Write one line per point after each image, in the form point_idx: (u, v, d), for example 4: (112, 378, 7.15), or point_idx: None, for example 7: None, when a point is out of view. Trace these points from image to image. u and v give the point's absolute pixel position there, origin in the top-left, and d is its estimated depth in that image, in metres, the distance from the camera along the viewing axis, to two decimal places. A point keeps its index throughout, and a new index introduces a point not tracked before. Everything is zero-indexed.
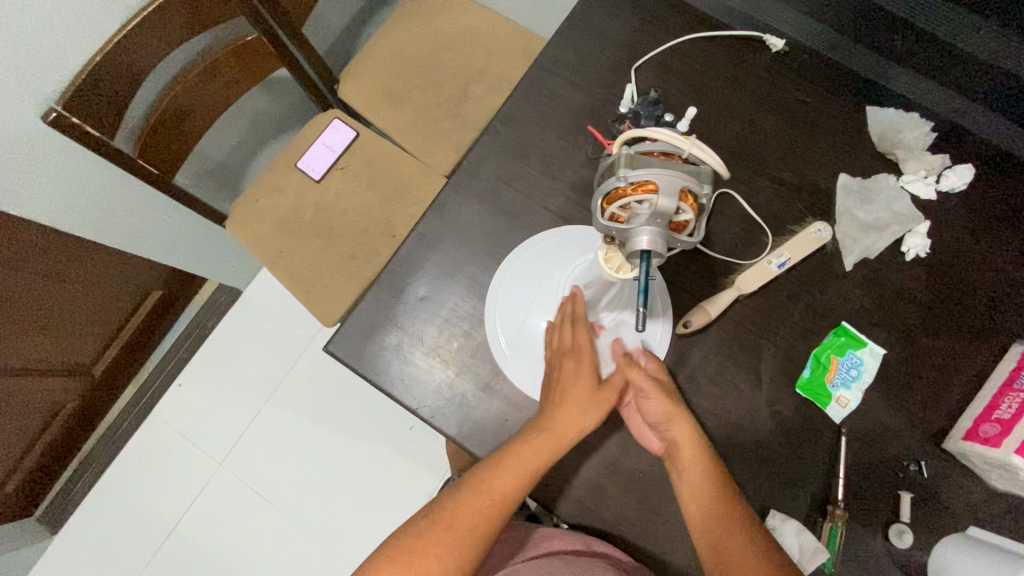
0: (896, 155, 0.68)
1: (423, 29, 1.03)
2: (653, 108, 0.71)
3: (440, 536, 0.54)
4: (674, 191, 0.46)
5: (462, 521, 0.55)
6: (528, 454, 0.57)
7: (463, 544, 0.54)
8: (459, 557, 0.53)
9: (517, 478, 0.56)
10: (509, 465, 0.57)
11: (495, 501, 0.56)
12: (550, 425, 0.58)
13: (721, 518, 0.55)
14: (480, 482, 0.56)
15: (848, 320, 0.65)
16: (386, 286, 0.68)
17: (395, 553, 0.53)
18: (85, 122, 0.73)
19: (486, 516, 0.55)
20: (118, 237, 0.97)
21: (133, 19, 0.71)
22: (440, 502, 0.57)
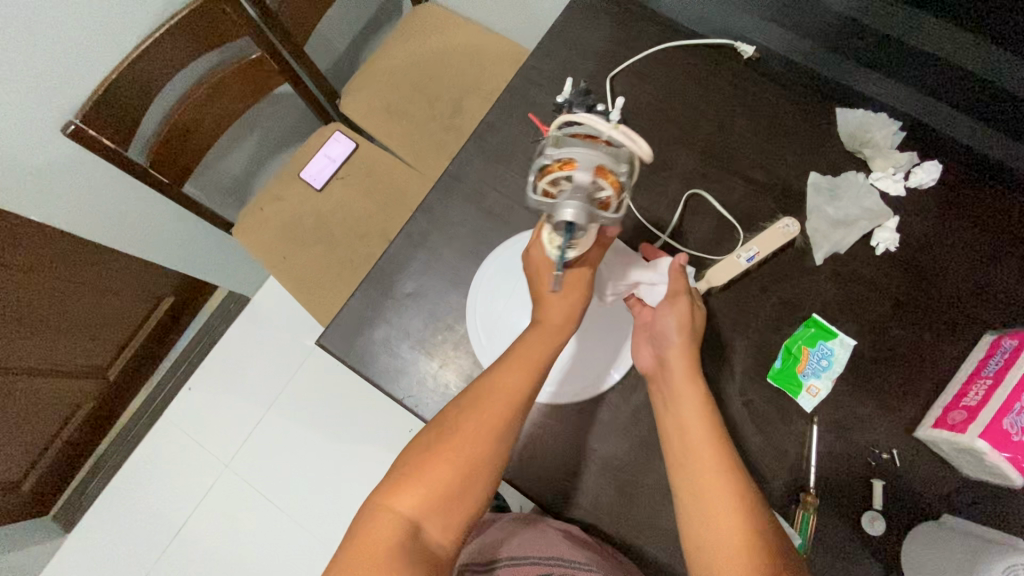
0: (864, 153, 0.71)
1: (419, 47, 1.08)
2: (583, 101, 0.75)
3: (456, 442, 0.52)
4: (590, 167, 0.48)
5: (474, 426, 0.53)
6: (530, 350, 0.56)
7: (478, 450, 0.53)
8: (479, 463, 0.52)
9: (524, 373, 0.55)
10: (513, 365, 0.55)
11: (502, 403, 0.54)
12: (544, 315, 0.59)
13: (704, 429, 0.53)
14: (485, 387, 0.55)
15: (819, 312, 0.67)
16: (376, 282, 0.72)
17: (412, 467, 0.52)
18: (102, 135, 0.79)
19: (498, 418, 0.53)
20: (132, 243, 1.04)
21: (147, 41, 0.77)
22: (449, 414, 0.55)
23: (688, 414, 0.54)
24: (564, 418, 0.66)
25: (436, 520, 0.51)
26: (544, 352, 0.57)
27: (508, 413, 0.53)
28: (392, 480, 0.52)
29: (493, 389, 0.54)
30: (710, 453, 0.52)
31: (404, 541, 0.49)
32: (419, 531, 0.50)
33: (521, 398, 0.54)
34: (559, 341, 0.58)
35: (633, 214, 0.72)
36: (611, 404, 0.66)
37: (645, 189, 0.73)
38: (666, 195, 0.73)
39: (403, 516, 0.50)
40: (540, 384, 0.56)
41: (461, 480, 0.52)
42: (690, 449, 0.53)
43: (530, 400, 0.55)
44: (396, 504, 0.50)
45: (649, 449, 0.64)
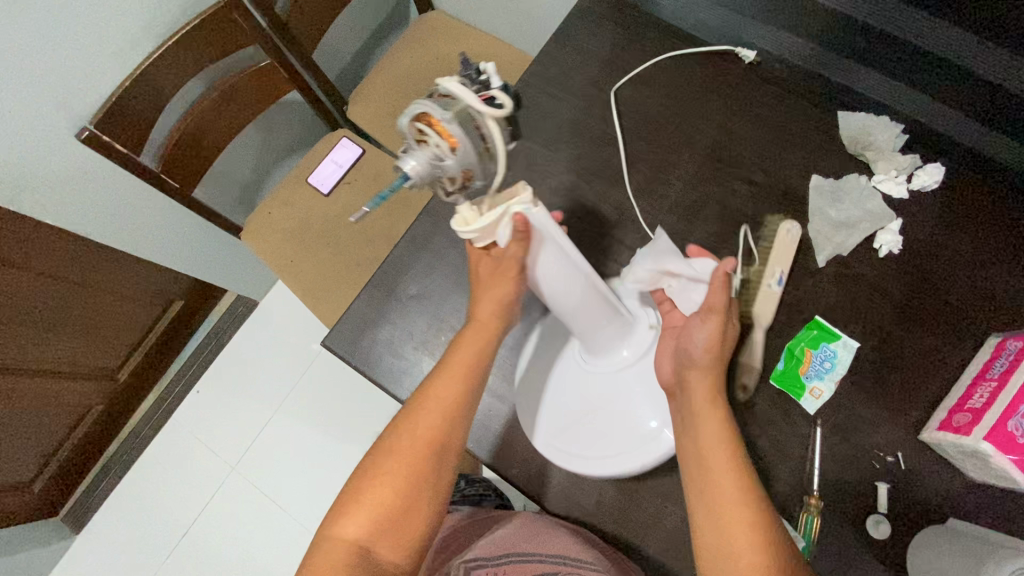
0: (866, 156, 0.71)
1: (425, 54, 1.10)
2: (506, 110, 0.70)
3: (398, 459, 0.55)
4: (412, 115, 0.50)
5: (414, 440, 0.56)
6: (464, 356, 0.59)
7: (416, 465, 0.55)
8: (422, 475, 0.55)
9: (452, 384, 0.58)
10: (447, 373, 0.58)
11: (433, 416, 0.57)
12: (476, 316, 0.61)
13: (724, 449, 0.51)
14: (422, 397, 0.58)
15: (821, 314, 0.67)
16: (380, 285, 0.73)
17: (358, 488, 0.55)
18: (116, 140, 0.82)
19: (436, 428, 0.56)
20: (144, 247, 1.06)
21: (159, 50, 0.79)
22: (387, 435, 0.57)
23: (706, 443, 0.52)
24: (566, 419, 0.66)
25: (385, 540, 0.53)
26: (477, 354, 0.59)
27: (439, 426, 0.56)
28: (339, 507, 0.55)
29: (429, 401, 0.57)
30: (728, 484, 0.49)
31: (356, 562, 0.52)
32: (371, 550, 0.53)
33: (457, 406, 0.57)
34: (490, 340, 0.60)
35: (636, 217, 0.73)
36: None
37: (648, 191, 0.74)
38: (668, 198, 0.73)
39: (352, 540, 0.53)
40: (471, 391, 0.59)
41: (402, 497, 0.54)
42: (709, 480, 0.50)
43: (466, 404, 0.58)
44: (345, 528, 0.53)
45: None
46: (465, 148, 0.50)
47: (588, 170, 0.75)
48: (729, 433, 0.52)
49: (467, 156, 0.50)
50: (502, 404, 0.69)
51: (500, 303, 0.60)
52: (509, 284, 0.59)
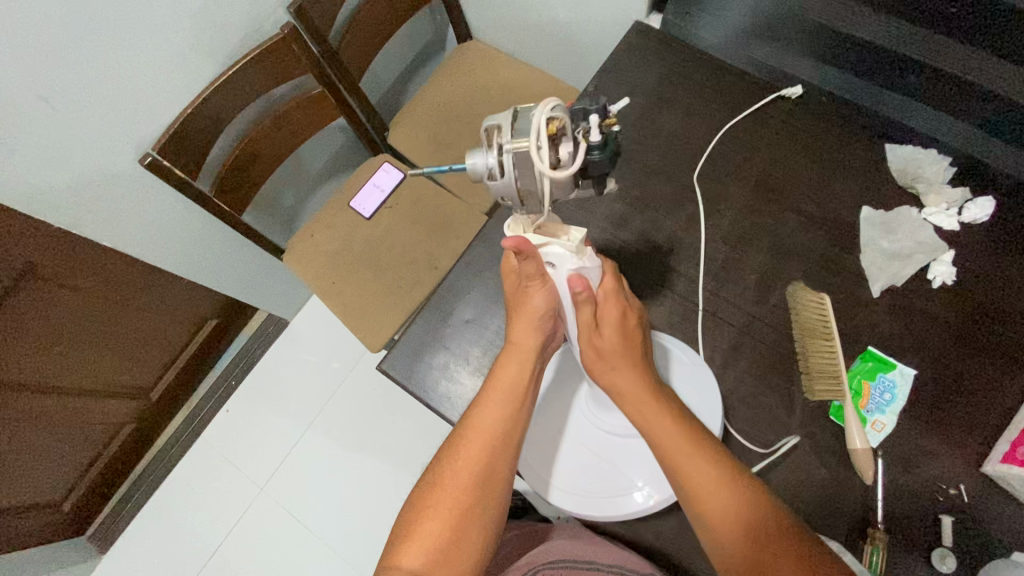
0: (917, 188, 0.72)
1: (465, 82, 1.13)
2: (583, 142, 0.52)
3: (443, 491, 0.52)
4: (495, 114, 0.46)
5: (457, 469, 0.52)
6: (504, 382, 0.55)
7: (462, 494, 0.51)
8: (471, 505, 0.51)
9: (497, 405, 0.54)
10: (489, 399, 0.54)
11: (479, 441, 0.53)
12: (511, 339, 0.56)
13: (686, 450, 0.48)
14: (465, 425, 0.54)
15: (876, 345, 0.68)
16: (435, 310, 0.74)
17: (410, 524, 0.52)
18: (175, 165, 0.84)
19: (483, 455, 0.52)
20: (185, 266, 1.07)
21: (218, 80, 0.82)
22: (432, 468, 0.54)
23: (670, 452, 0.49)
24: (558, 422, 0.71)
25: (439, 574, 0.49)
26: (520, 377, 0.55)
27: (486, 451, 0.52)
28: (393, 546, 0.52)
29: (474, 428, 0.54)
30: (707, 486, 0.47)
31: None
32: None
33: (504, 432, 0.53)
34: (531, 364, 0.56)
35: (690, 246, 0.74)
36: None
37: (700, 221, 0.75)
38: (720, 229, 0.74)
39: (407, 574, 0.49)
40: (519, 411, 0.54)
41: (450, 529, 0.50)
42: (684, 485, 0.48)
43: (516, 428, 0.54)
44: (400, 562, 0.50)
45: None
46: (508, 177, 0.45)
47: (639, 200, 0.77)
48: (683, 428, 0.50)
49: (504, 172, 0.45)
50: None
51: (527, 320, 0.55)
52: (541, 295, 0.54)
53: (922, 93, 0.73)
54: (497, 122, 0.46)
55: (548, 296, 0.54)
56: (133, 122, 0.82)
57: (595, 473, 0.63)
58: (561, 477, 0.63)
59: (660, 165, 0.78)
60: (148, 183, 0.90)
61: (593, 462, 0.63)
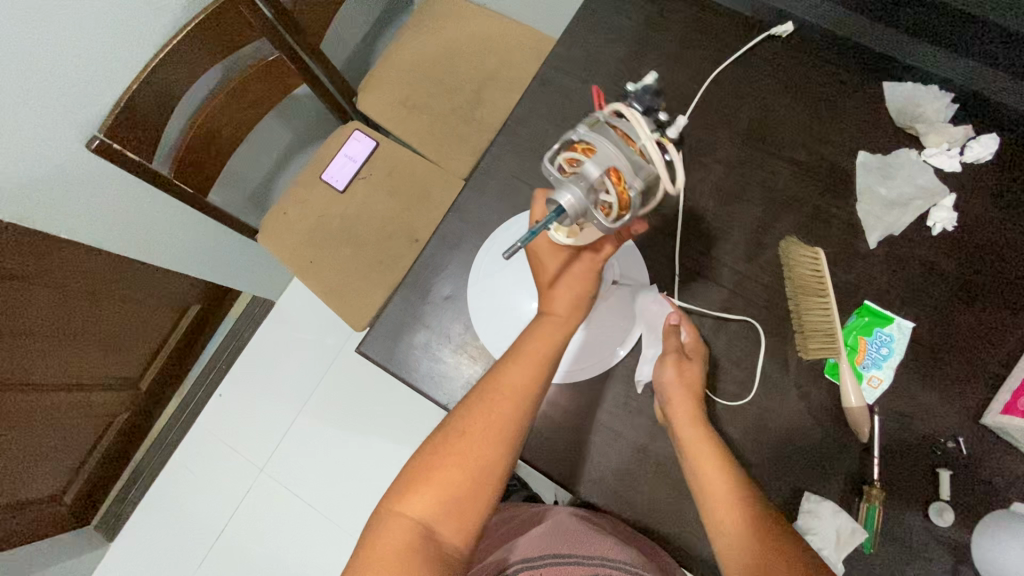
0: (917, 129, 0.68)
1: (436, 38, 1.05)
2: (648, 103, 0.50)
3: (466, 440, 0.50)
4: (601, 163, 0.44)
5: (484, 421, 0.50)
6: (541, 344, 0.53)
7: (486, 447, 0.50)
8: (487, 465, 0.49)
9: (530, 367, 0.52)
10: (521, 359, 0.53)
11: (508, 398, 0.51)
12: (549, 304, 0.55)
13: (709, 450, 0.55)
14: (489, 381, 0.52)
15: (872, 299, 0.65)
16: (412, 287, 0.71)
17: (420, 471, 0.49)
18: (127, 147, 0.78)
19: (508, 416, 0.51)
20: (158, 254, 1.03)
21: (163, 51, 0.75)
22: (454, 414, 0.52)
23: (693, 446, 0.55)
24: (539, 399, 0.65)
25: (449, 523, 0.48)
26: (552, 342, 0.54)
27: (517, 410, 0.51)
28: (401, 484, 0.50)
29: (500, 384, 0.52)
30: (721, 493, 0.52)
31: (417, 543, 0.46)
32: (436, 533, 0.47)
33: (530, 393, 0.52)
34: (565, 333, 0.55)
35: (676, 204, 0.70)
36: None
37: (687, 176, 0.70)
38: (708, 183, 0.70)
39: (418, 520, 0.47)
40: (549, 376, 0.53)
41: (470, 479, 0.49)
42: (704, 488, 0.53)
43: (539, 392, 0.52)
44: (408, 507, 0.48)
45: None
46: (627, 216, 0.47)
47: None
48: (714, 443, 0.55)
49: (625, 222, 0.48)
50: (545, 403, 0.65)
51: (578, 298, 0.55)
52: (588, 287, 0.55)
53: (924, 28, 0.68)
54: (606, 173, 0.44)
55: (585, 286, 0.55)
56: (79, 102, 0.76)
57: (614, 329, 0.66)
58: (584, 356, 0.66)
59: None
60: (105, 169, 0.84)
61: (608, 320, 0.66)
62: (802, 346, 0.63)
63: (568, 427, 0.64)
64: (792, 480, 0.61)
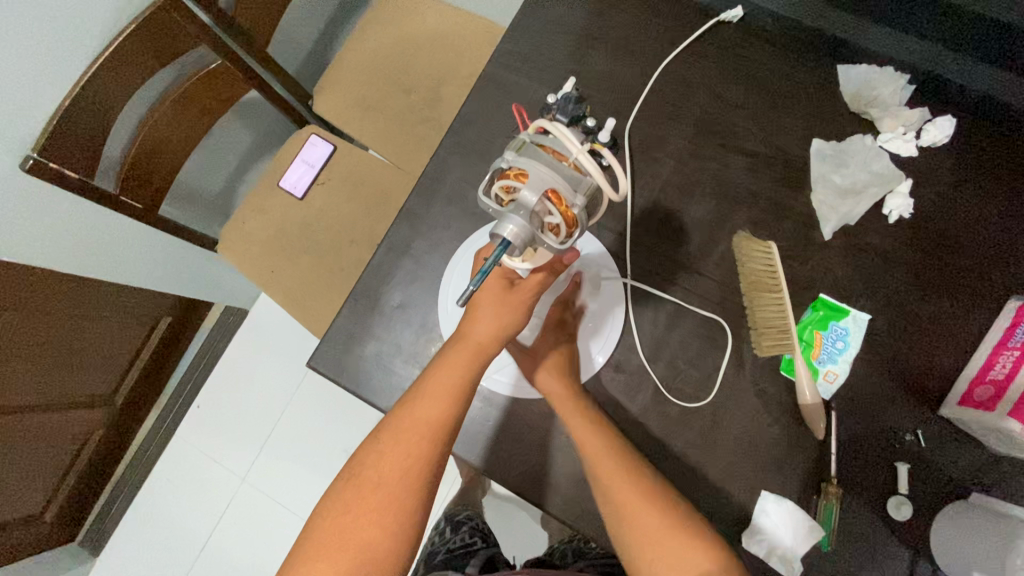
0: (870, 114, 0.66)
1: (391, 36, 1.03)
2: (576, 109, 0.60)
3: (371, 492, 0.49)
4: (540, 188, 0.41)
5: (389, 469, 0.50)
6: (450, 377, 0.52)
7: (396, 497, 0.49)
8: (398, 515, 0.49)
9: (439, 403, 0.51)
10: (427, 396, 0.51)
11: (415, 442, 0.50)
12: (467, 335, 0.53)
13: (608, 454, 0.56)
14: (397, 424, 0.51)
15: (827, 291, 0.63)
16: (361, 297, 0.69)
17: (326, 535, 0.49)
18: (65, 166, 0.75)
19: (419, 460, 0.50)
20: (120, 272, 1.01)
21: (96, 63, 0.72)
22: (363, 461, 0.51)
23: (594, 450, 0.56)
24: (495, 408, 0.64)
25: None
26: (467, 373, 0.52)
27: (424, 455, 0.50)
28: (307, 548, 0.49)
29: (410, 424, 0.51)
30: (640, 507, 0.52)
31: None
32: None
33: (443, 432, 0.51)
34: (479, 363, 0.52)
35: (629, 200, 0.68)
36: (617, 407, 0.63)
37: (638, 172, 0.68)
38: (660, 177, 0.68)
39: None
40: (462, 409, 0.52)
41: (381, 535, 0.48)
42: (625, 512, 0.53)
43: (451, 431, 0.51)
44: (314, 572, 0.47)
45: (658, 450, 0.61)
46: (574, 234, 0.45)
47: None
48: (619, 452, 0.56)
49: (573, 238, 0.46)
50: (500, 411, 0.64)
51: (501, 326, 0.53)
52: (518, 314, 0.54)
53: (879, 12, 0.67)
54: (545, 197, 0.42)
55: (513, 315, 0.53)
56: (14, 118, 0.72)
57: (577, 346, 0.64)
58: None
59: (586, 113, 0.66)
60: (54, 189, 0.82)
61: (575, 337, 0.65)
62: (756, 343, 0.61)
63: (522, 435, 0.63)
64: (750, 479, 0.60)
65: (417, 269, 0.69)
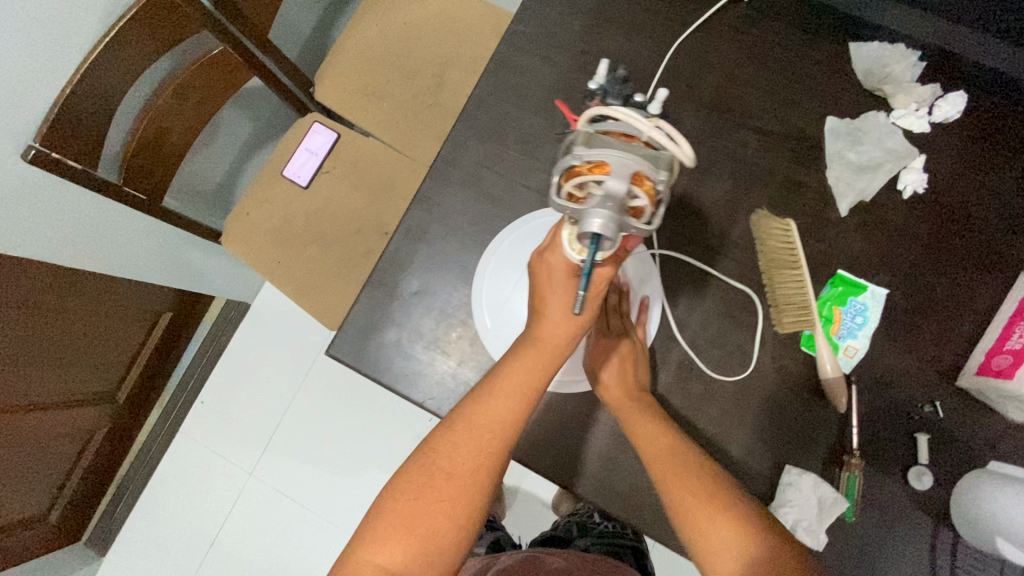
0: (884, 91, 0.66)
1: (392, 21, 1.01)
2: (623, 86, 0.63)
3: (442, 481, 0.50)
4: (625, 175, 0.40)
5: (460, 461, 0.50)
6: (520, 378, 0.51)
7: (467, 489, 0.50)
8: (471, 504, 0.50)
9: (511, 404, 0.51)
10: (502, 394, 0.51)
11: (488, 439, 0.50)
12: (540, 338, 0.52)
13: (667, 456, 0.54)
14: (469, 417, 0.51)
15: (845, 268, 0.64)
16: (378, 284, 0.68)
17: (397, 516, 0.49)
18: (67, 156, 0.73)
19: (491, 456, 0.50)
20: (123, 267, 0.99)
21: (96, 48, 0.70)
22: (433, 449, 0.51)
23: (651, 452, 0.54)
24: None
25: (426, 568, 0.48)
26: (539, 376, 0.52)
27: (496, 451, 0.50)
28: (373, 526, 0.50)
29: (482, 420, 0.51)
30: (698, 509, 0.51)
31: None
32: None
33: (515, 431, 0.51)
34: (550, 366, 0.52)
35: None
36: None
37: None
38: None
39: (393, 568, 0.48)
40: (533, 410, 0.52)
41: (450, 524, 0.49)
42: (682, 512, 0.51)
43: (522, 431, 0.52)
44: (384, 555, 0.48)
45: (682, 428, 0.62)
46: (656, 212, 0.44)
47: None
48: (677, 451, 0.54)
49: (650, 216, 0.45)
50: None
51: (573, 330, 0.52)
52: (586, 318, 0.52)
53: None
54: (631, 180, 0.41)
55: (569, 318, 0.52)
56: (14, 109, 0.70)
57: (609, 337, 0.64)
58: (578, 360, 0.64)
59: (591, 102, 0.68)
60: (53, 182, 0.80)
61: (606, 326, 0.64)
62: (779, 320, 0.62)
63: (547, 418, 0.63)
64: (773, 454, 0.61)
65: (434, 255, 0.69)
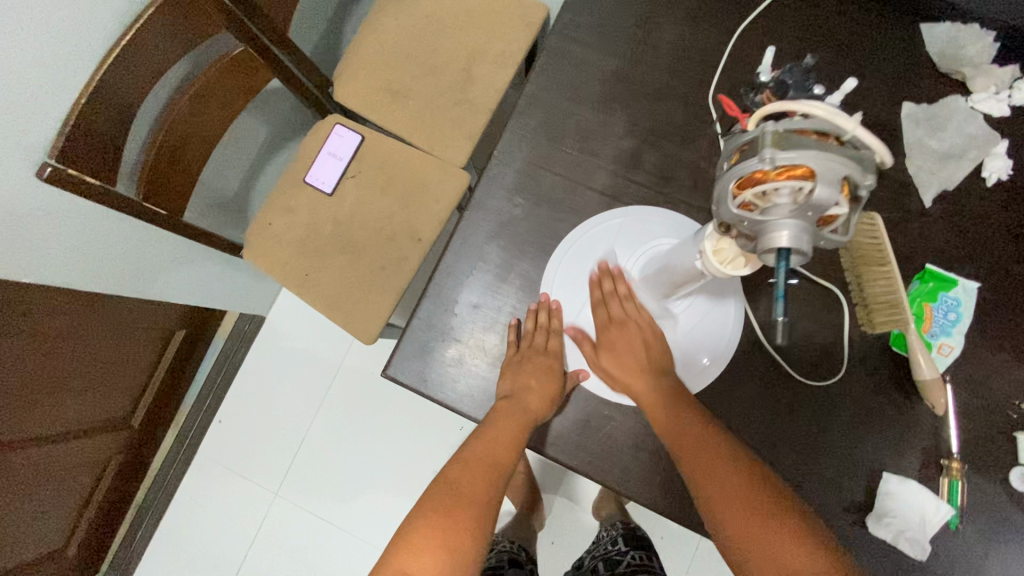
0: (962, 74, 0.63)
1: (413, 14, 0.96)
2: (803, 76, 0.64)
3: (459, 494, 0.51)
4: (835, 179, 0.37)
5: (470, 480, 0.52)
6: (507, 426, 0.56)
7: (477, 500, 0.51)
8: (486, 517, 0.50)
9: (504, 443, 0.56)
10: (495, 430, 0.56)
11: (488, 462, 0.54)
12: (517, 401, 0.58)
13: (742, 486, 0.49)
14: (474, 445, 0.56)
15: (932, 261, 0.61)
16: (435, 298, 0.64)
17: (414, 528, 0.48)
18: (84, 170, 0.66)
19: (494, 473, 0.54)
20: (138, 286, 0.93)
21: (111, 49, 0.64)
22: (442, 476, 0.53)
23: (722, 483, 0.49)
24: (594, 407, 0.61)
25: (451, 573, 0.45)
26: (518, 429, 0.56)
27: (495, 473, 0.54)
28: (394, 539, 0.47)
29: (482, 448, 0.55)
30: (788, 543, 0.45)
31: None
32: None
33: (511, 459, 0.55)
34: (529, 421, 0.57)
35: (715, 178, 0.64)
36: (725, 396, 0.60)
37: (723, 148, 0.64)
38: None
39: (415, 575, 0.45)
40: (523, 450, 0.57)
41: (468, 528, 0.48)
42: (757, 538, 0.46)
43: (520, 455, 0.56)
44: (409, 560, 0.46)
45: (770, 437, 0.59)
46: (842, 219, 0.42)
47: (651, 132, 0.65)
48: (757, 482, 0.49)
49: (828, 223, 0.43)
50: (599, 410, 0.60)
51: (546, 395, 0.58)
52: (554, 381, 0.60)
53: None
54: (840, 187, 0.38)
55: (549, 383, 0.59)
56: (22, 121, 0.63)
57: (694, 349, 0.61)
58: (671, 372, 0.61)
59: (751, 95, 0.65)
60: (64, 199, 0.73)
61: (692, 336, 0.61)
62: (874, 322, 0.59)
63: (626, 434, 0.60)
64: (868, 460, 0.58)
65: (494, 264, 0.64)
